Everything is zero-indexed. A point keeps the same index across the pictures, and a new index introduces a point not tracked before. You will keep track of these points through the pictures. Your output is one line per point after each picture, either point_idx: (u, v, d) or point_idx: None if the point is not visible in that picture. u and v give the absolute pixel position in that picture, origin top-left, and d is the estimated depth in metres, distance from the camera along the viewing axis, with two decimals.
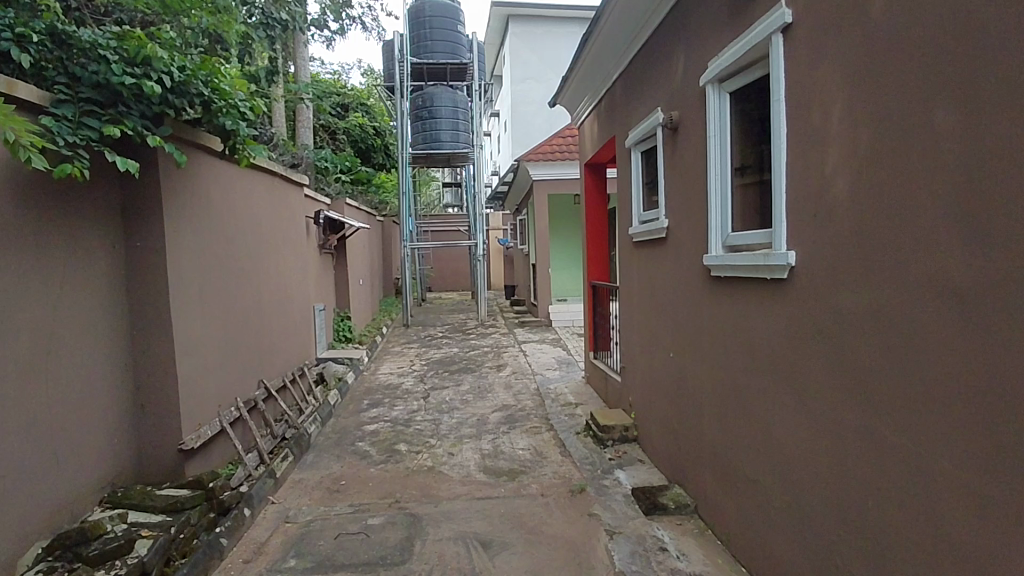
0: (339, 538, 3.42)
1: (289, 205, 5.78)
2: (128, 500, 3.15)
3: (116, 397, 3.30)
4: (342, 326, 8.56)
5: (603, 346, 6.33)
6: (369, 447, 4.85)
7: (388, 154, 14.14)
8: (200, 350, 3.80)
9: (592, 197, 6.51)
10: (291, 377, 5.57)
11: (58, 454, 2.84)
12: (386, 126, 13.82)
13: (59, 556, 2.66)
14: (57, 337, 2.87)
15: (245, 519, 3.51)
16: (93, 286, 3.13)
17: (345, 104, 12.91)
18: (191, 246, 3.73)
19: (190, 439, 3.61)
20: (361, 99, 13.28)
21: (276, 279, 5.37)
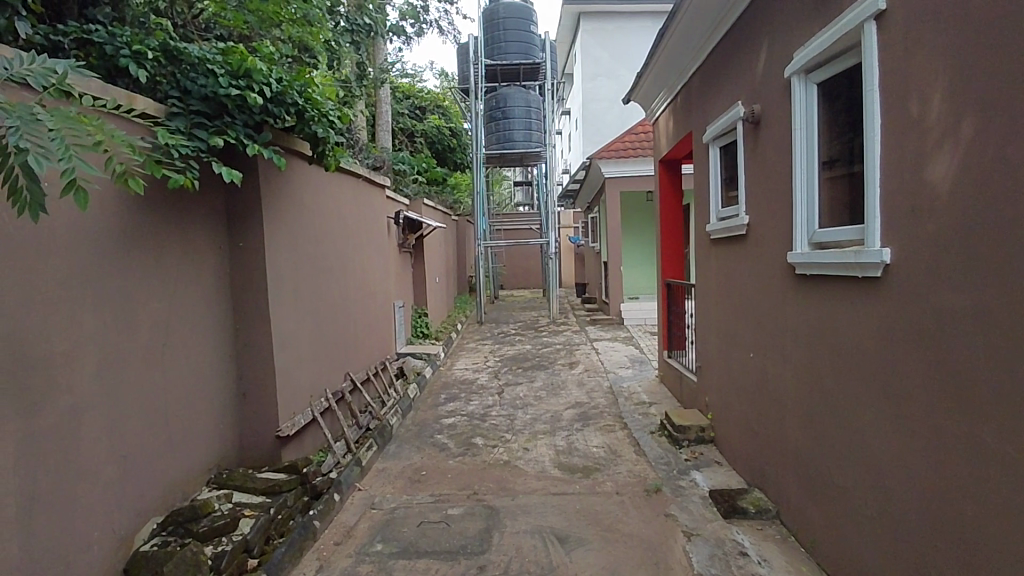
0: (422, 526, 3.55)
1: (372, 206, 6.02)
2: (232, 482, 3.41)
3: (220, 385, 3.57)
4: (421, 322, 8.83)
5: (677, 345, 6.23)
6: (448, 440, 4.99)
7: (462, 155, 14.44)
8: (293, 344, 4.04)
9: (666, 194, 6.40)
10: (373, 370, 5.81)
11: (171, 436, 3.11)
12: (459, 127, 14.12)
13: (171, 531, 2.92)
14: (171, 329, 3.14)
15: (335, 503, 3.71)
16: (200, 283, 3.40)
17: (422, 107, 13.29)
18: (285, 246, 3.97)
19: (286, 426, 3.84)
20: (437, 102, 13.64)
21: (361, 277, 5.62)
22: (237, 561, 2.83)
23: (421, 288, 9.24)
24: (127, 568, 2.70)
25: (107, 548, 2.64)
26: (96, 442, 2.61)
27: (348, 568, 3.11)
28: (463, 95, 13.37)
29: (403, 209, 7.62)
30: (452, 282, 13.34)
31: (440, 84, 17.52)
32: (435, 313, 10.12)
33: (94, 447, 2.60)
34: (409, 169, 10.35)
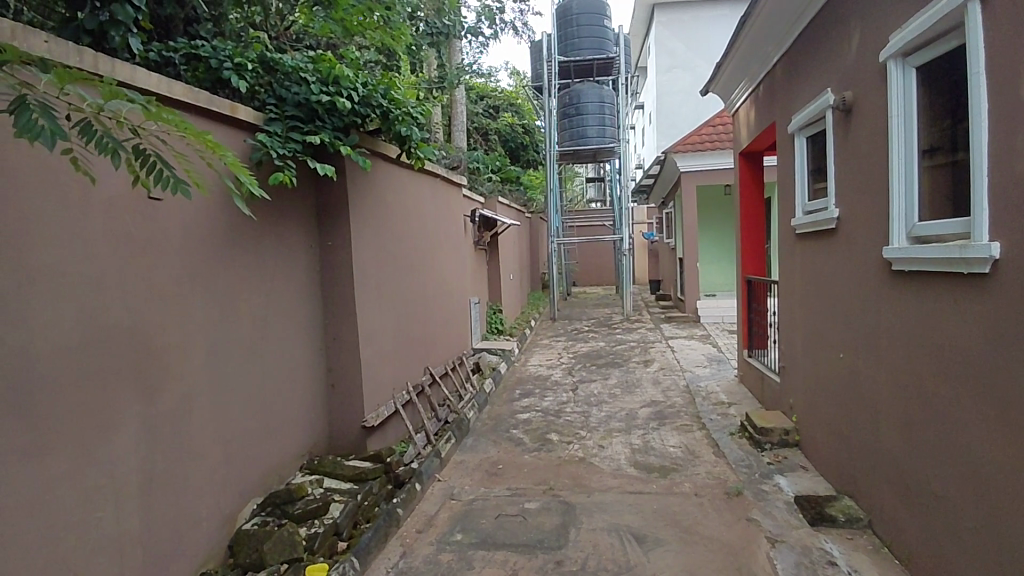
0: (499, 519, 3.62)
1: (450, 205, 6.17)
2: (323, 468, 3.61)
3: (312, 377, 3.78)
4: (495, 318, 8.96)
5: (758, 344, 6.01)
6: (523, 435, 5.05)
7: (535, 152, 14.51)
8: (377, 338, 4.21)
9: (747, 187, 6.18)
10: (451, 365, 5.96)
11: (269, 423, 3.33)
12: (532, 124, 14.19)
13: (270, 512, 3.16)
14: (269, 323, 3.36)
15: (417, 493, 3.85)
16: (295, 279, 3.61)
17: (496, 106, 13.47)
18: (370, 244, 4.14)
19: (371, 417, 4.02)
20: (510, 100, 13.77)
21: (440, 274, 5.78)
22: (329, 543, 3.04)
23: (495, 285, 9.38)
24: (231, 545, 2.93)
25: (214, 525, 2.86)
26: (205, 428, 2.84)
27: (430, 555, 3.22)
28: (535, 93, 13.40)
29: (478, 207, 7.75)
30: (524, 279, 13.45)
31: (512, 84, 17.67)
32: (509, 309, 10.23)
33: (203, 432, 2.83)
34: (483, 168, 10.52)
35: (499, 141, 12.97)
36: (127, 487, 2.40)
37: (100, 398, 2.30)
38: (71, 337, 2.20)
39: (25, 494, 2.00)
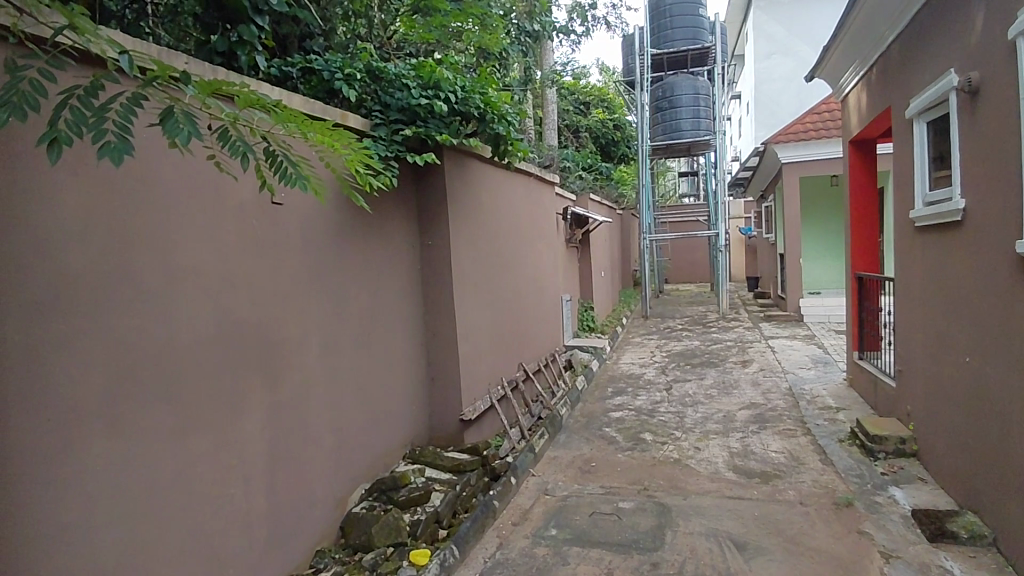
0: (594, 516, 3.62)
1: (543, 203, 6.22)
2: (424, 458, 3.77)
3: (414, 371, 3.96)
4: (587, 316, 8.94)
5: (870, 346, 5.61)
6: (617, 434, 5.02)
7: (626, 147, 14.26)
8: (474, 335, 4.33)
9: (857, 177, 5.78)
10: (544, 361, 6.02)
11: (376, 415, 3.52)
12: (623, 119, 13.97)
13: (376, 497, 3.34)
14: (375, 320, 3.54)
15: (512, 486, 3.93)
16: (398, 278, 3.79)
17: (587, 102, 13.39)
18: (467, 244, 4.27)
19: (468, 411, 4.15)
20: (602, 95, 13.63)
21: (533, 272, 5.85)
22: (431, 530, 3.19)
23: (586, 282, 9.35)
24: (343, 526, 3.14)
25: (327, 507, 3.08)
26: (320, 416, 3.05)
27: (525, 548, 3.29)
28: (626, 87, 13.19)
29: (570, 205, 7.76)
30: (616, 276, 13.29)
31: (602, 79, 17.54)
32: (601, 307, 10.17)
33: (318, 419, 3.04)
34: (574, 168, 10.49)
35: (590, 137, 12.89)
36: (253, 467, 2.64)
37: (231, 386, 2.55)
38: (207, 330, 2.45)
39: (169, 469, 2.25)
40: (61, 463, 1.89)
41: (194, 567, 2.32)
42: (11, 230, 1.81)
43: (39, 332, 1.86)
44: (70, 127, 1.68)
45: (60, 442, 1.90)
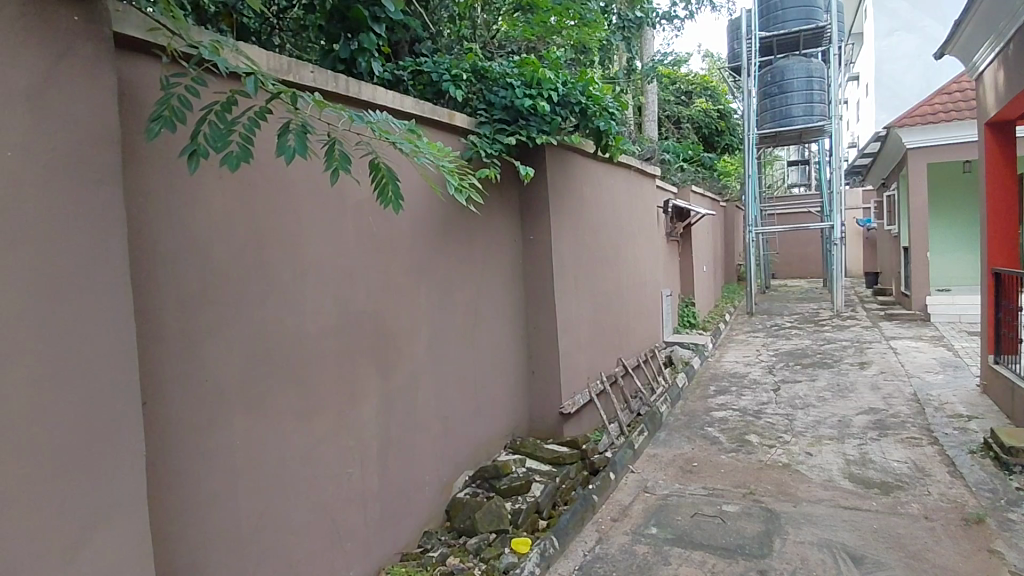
0: (696, 517, 3.54)
1: (643, 196, 6.11)
2: (525, 449, 3.85)
3: (516, 364, 4.05)
4: (688, 311, 8.70)
5: (1008, 350, 5.03)
6: (720, 434, 4.85)
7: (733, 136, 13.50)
8: (574, 329, 4.35)
9: (994, 161, 5.20)
10: (644, 357, 5.93)
11: (480, 405, 3.64)
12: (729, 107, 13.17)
13: (480, 484, 3.45)
14: (479, 313, 3.66)
15: (612, 482, 3.92)
16: (501, 272, 3.88)
17: (690, 91, 12.81)
18: (568, 238, 4.29)
19: (568, 404, 4.17)
20: (705, 83, 12.90)
21: (633, 266, 5.77)
22: (531, 520, 3.26)
23: (686, 276, 9.09)
24: (448, 510, 3.28)
25: (434, 490, 3.23)
26: (428, 403, 3.20)
27: (625, 545, 3.27)
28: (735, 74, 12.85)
29: (671, 197, 7.56)
30: (719, 271, 12.79)
31: (706, 66, 16.89)
32: (702, 303, 9.84)
33: (427, 406, 3.20)
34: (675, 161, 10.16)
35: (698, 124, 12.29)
36: (369, 449, 2.82)
37: (350, 372, 2.74)
38: (329, 320, 2.64)
39: (296, 446, 2.47)
40: (208, 436, 2.14)
41: (317, 537, 2.53)
42: (171, 230, 2.07)
43: (191, 320, 2.11)
44: (210, 141, 1.88)
45: (207, 418, 2.15)
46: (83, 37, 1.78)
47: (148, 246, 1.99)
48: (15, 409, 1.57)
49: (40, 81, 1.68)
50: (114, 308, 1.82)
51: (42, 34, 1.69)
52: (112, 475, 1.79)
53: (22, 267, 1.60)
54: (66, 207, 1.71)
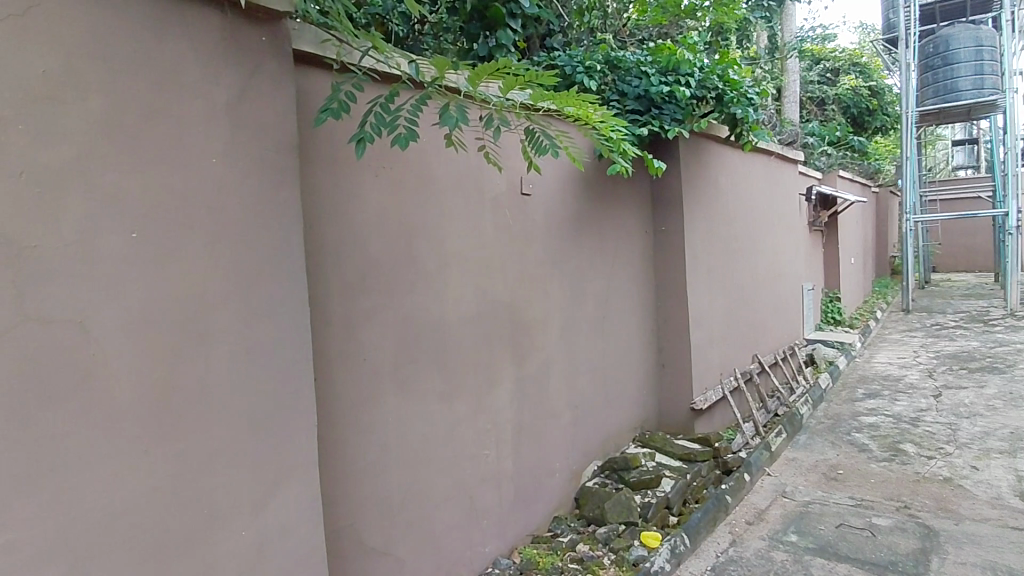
0: (841, 528, 3.30)
1: (784, 183, 5.74)
2: (654, 443, 3.81)
3: (647, 357, 4.02)
4: (832, 307, 8.07)
5: None
6: (869, 441, 4.47)
7: (887, 115, 12.21)
8: (707, 323, 4.23)
9: None
10: (783, 354, 5.59)
11: (610, 396, 3.66)
12: (882, 83, 11.99)
13: (609, 475, 3.47)
14: (610, 304, 3.67)
15: (746, 484, 3.78)
16: (632, 263, 3.87)
17: (835, 68, 11.83)
18: (701, 229, 4.16)
19: (700, 400, 4.06)
20: (855, 60, 11.88)
21: (772, 258, 5.45)
22: (662, 515, 3.21)
23: (831, 270, 8.42)
24: (578, 498, 3.34)
25: (565, 477, 3.31)
26: (561, 392, 3.28)
27: (761, 550, 3.14)
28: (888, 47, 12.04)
29: (815, 183, 7.04)
30: (868, 264, 11.69)
31: (856, 39, 15.44)
32: (849, 299, 9.08)
33: (559, 395, 3.27)
34: (818, 145, 9.44)
35: (845, 103, 11.28)
36: (505, 432, 2.95)
37: (489, 358, 2.88)
38: (471, 308, 2.79)
39: (440, 425, 2.65)
40: (365, 411, 2.38)
41: (457, 512, 2.71)
42: (338, 224, 2.31)
43: (352, 306, 2.34)
44: (374, 129, 2.12)
45: (364, 395, 2.38)
46: (268, 55, 2.05)
47: (319, 240, 2.25)
48: (217, 379, 1.86)
49: (237, 96, 1.96)
50: (291, 295, 2.08)
51: (238, 56, 1.96)
52: (288, 441, 2.06)
53: (223, 259, 1.89)
54: (256, 206, 1.98)
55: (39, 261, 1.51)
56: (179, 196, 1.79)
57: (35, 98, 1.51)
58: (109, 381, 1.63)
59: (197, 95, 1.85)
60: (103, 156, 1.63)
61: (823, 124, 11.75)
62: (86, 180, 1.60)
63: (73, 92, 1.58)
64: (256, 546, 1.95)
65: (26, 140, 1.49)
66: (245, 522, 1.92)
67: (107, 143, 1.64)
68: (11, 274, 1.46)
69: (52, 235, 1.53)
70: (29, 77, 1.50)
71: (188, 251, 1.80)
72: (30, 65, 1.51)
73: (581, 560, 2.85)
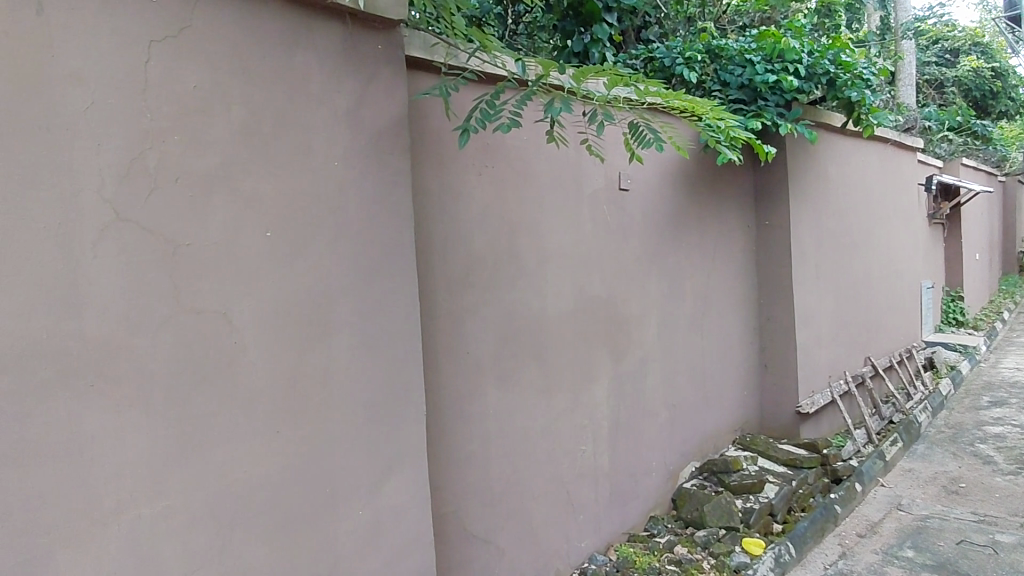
0: (963, 545, 3.05)
1: (901, 173, 5.38)
2: (756, 447, 3.68)
3: (748, 356, 3.93)
4: (953, 307, 7.46)
5: None
6: (996, 454, 4.12)
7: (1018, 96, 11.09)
8: (813, 322, 4.07)
9: None
10: (900, 356, 5.21)
11: (708, 396, 3.60)
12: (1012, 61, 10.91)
13: (708, 477, 3.40)
14: (709, 301, 3.62)
15: (857, 494, 3.60)
16: (733, 261, 3.80)
17: (955, 48, 10.91)
18: (807, 224, 4.03)
19: (807, 403, 3.92)
20: (977, 37, 10.84)
21: (888, 254, 5.13)
22: (765, 521, 3.09)
23: (952, 267, 7.77)
24: (675, 498, 3.30)
25: (661, 476, 3.28)
26: (656, 389, 3.27)
27: (874, 564, 2.96)
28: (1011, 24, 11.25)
29: (935, 173, 6.54)
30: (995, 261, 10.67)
31: (978, 17, 14.11)
32: (973, 300, 8.35)
33: (654, 392, 3.26)
34: (937, 131, 8.74)
35: (965, 86, 10.33)
36: (600, 428, 2.98)
37: (586, 354, 2.93)
38: (567, 303, 2.85)
39: (538, 418, 2.72)
40: (469, 402, 2.48)
41: (554, 504, 2.77)
42: (444, 222, 2.44)
43: (457, 301, 2.46)
44: (477, 123, 2.25)
45: (468, 387, 2.48)
46: (383, 63, 2.19)
47: (427, 238, 2.38)
48: (337, 367, 2.03)
49: (355, 104, 2.11)
50: (403, 291, 2.21)
51: (356, 66, 2.11)
52: (399, 428, 2.19)
53: (344, 257, 2.05)
54: (373, 207, 2.13)
55: (192, 258, 1.73)
56: (306, 200, 1.96)
57: (188, 113, 1.74)
58: (248, 365, 1.83)
59: (321, 104, 2.02)
60: (243, 164, 1.83)
61: (941, 109, 10.86)
62: (229, 186, 1.81)
63: (218, 105, 1.79)
64: (371, 524, 2.10)
65: (182, 152, 1.72)
66: (360, 502, 2.08)
67: (246, 152, 1.84)
68: (171, 270, 1.69)
69: (203, 236, 1.75)
70: (183, 95, 1.73)
71: (313, 250, 1.98)
72: (185, 85, 1.73)
73: (679, 562, 2.80)
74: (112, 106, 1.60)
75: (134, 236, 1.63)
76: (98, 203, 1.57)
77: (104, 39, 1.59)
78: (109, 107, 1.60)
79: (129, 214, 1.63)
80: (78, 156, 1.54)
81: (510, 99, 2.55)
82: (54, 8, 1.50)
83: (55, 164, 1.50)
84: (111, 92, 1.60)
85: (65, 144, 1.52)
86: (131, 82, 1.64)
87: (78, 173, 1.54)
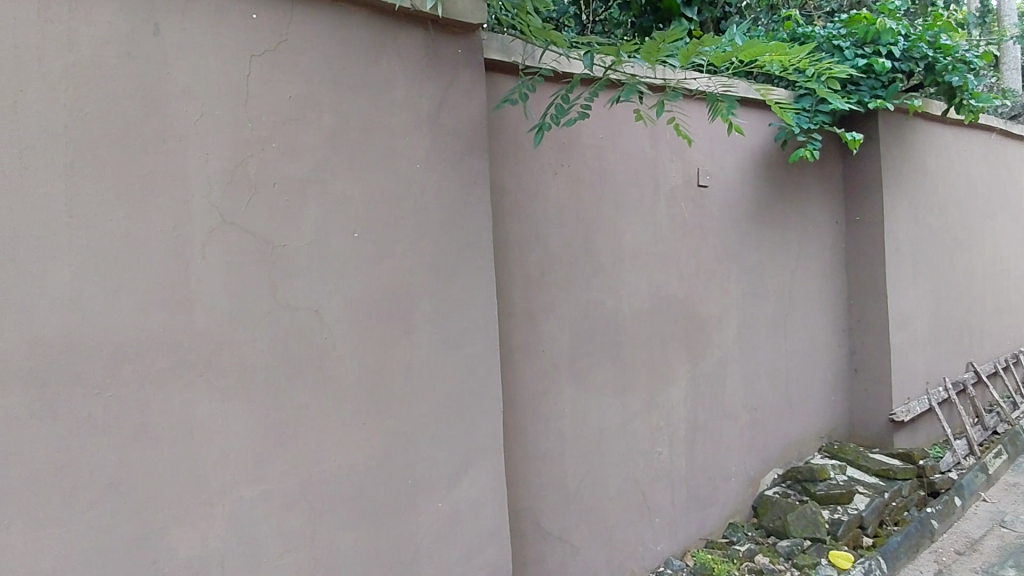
0: None
1: (1011, 163, 4.96)
2: (845, 456, 3.52)
3: (836, 359, 3.74)
4: None
5: None
6: None
7: None
8: (909, 323, 3.82)
9: None
10: (1007, 362, 4.81)
11: (793, 400, 3.46)
12: None
13: (791, 485, 3.26)
14: (794, 301, 3.47)
15: (957, 509, 3.35)
16: (820, 259, 3.62)
17: None
18: (903, 220, 3.78)
19: (901, 411, 3.68)
20: None
21: (995, 251, 4.74)
22: (854, 534, 2.94)
23: None
24: (756, 506, 3.18)
25: (741, 482, 3.18)
26: (735, 392, 3.17)
27: None
28: None
29: None
30: None
31: None
32: None
33: (734, 395, 3.16)
34: None
35: None
36: (677, 430, 2.92)
37: (663, 353, 2.88)
38: (643, 302, 2.82)
39: (613, 418, 2.70)
40: (544, 400, 2.51)
41: (629, 507, 2.74)
42: (521, 222, 2.47)
43: (533, 300, 2.48)
44: (554, 118, 2.36)
45: (544, 385, 2.51)
46: (463, 66, 2.23)
47: (504, 238, 2.42)
48: (419, 363, 2.09)
49: (436, 106, 2.17)
50: (481, 289, 2.25)
51: (438, 70, 2.17)
52: (477, 424, 2.23)
53: (425, 257, 2.11)
54: (453, 207, 2.18)
55: (287, 258, 1.84)
56: (390, 201, 2.04)
57: (284, 121, 1.85)
58: (336, 359, 1.93)
59: (404, 108, 2.09)
60: (333, 168, 1.93)
61: None
62: (320, 189, 1.91)
63: (311, 113, 1.90)
64: (449, 517, 2.16)
65: (278, 158, 1.84)
66: (439, 496, 2.14)
67: (335, 156, 1.94)
68: (268, 269, 1.81)
69: (296, 237, 1.86)
70: (280, 105, 1.84)
71: (397, 250, 2.05)
72: (281, 94, 1.84)
73: (760, 572, 2.71)
74: (218, 117, 1.74)
75: (238, 237, 1.76)
76: (206, 207, 1.71)
77: (211, 55, 1.73)
78: (215, 118, 1.73)
79: (232, 217, 1.76)
80: (188, 164, 1.69)
81: (581, 96, 2.61)
82: (169, 30, 1.66)
83: (169, 172, 1.66)
84: (216, 105, 1.74)
85: (177, 153, 1.67)
86: (234, 94, 1.77)
87: (188, 180, 1.69)
